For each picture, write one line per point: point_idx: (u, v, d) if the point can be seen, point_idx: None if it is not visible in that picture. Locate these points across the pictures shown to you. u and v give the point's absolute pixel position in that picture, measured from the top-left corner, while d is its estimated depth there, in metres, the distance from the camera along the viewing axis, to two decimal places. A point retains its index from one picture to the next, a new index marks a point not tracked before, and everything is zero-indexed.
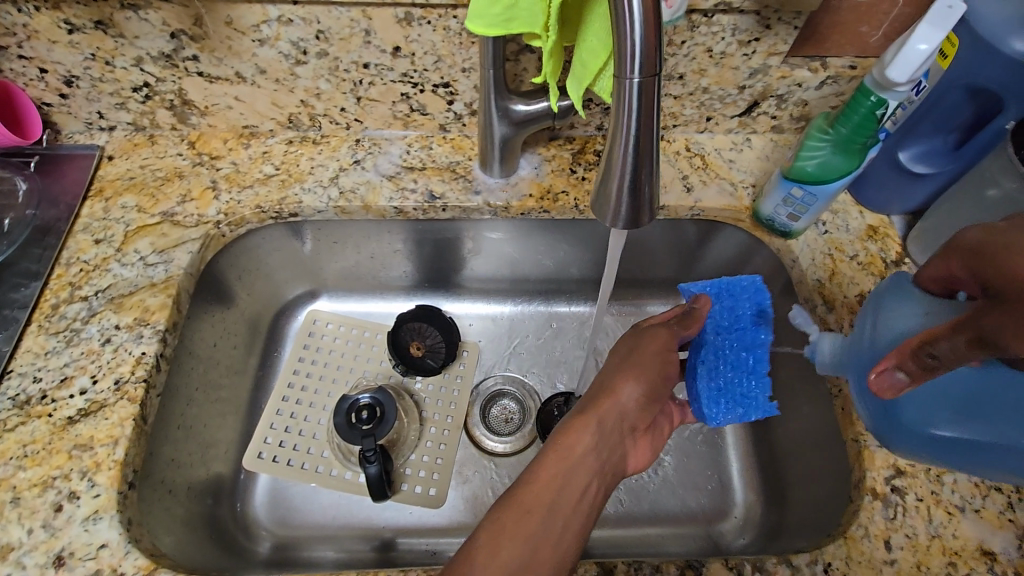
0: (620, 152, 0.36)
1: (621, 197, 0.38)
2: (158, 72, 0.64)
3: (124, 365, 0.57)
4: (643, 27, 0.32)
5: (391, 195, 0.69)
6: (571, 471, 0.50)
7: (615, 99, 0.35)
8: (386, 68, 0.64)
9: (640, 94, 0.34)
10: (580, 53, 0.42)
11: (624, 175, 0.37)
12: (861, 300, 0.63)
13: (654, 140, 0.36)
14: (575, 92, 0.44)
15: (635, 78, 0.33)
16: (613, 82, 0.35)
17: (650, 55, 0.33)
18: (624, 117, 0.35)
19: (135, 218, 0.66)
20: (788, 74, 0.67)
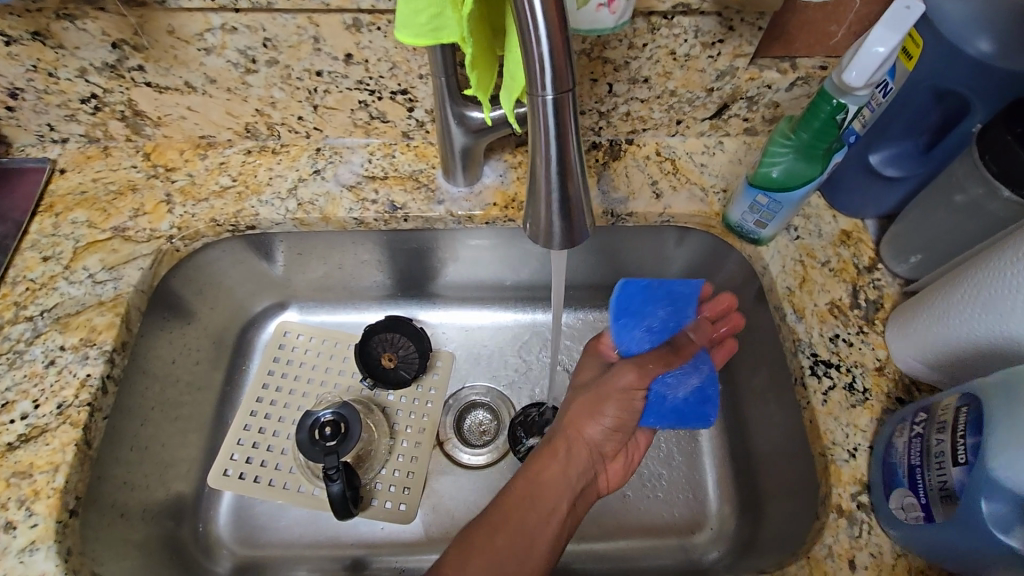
0: (543, 170, 0.35)
1: (552, 215, 0.37)
2: (105, 82, 0.62)
3: (67, 389, 0.55)
4: (549, 44, 0.30)
5: (351, 206, 0.67)
6: (541, 495, 0.57)
7: (532, 118, 0.34)
8: (341, 76, 0.62)
9: (556, 112, 0.33)
10: (510, 65, 0.40)
11: (550, 195, 0.36)
12: (831, 309, 0.62)
13: (578, 157, 0.35)
14: (507, 105, 0.41)
15: (547, 95, 0.32)
16: (529, 98, 0.33)
17: (561, 73, 0.32)
18: (543, 136, 0.34)
19: (85, 234, 0.64)
20: (757, 76, 0.65)
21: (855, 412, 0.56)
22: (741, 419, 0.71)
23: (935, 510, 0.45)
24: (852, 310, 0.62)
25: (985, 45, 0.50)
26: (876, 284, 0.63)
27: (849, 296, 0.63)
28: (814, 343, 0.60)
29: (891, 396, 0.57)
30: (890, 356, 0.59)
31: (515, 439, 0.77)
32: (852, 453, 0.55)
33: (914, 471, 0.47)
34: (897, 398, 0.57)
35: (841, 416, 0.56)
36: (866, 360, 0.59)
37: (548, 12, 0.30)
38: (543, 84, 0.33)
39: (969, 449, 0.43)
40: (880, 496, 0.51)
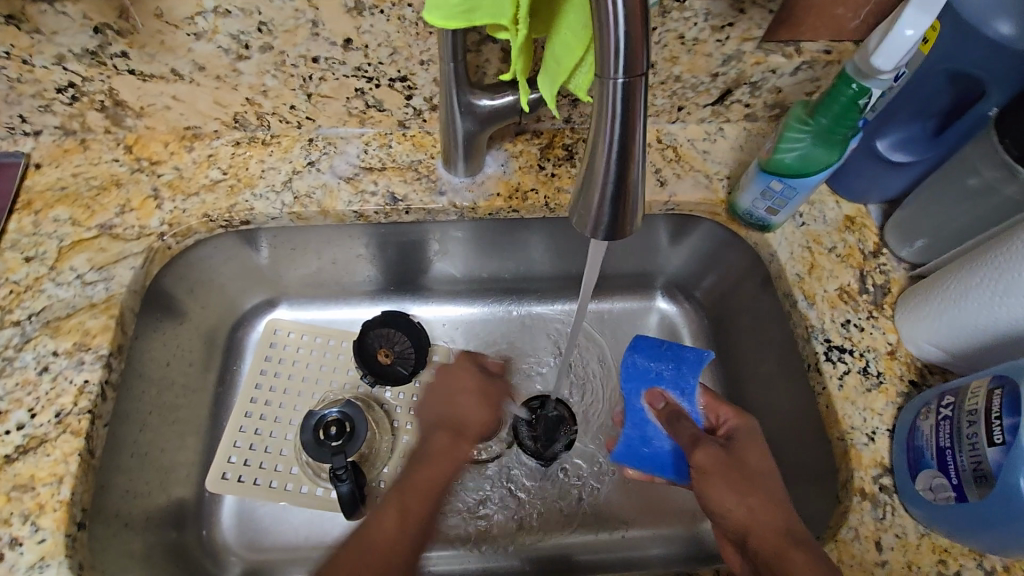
0: (603, 156, 0.33)
1: (603, 207, 0.35)
2: (84, 71, 0.58)
3: (65, 396, 0.52)
4: (631, 20, 0.29)
5: (350, 199, 0.65)
6: (403, 499, 0.61)
7: (598, 102, 0.33)
8: (338, 62, 0.60)
9: (624, 94, 0.32)
10: (555, 51, 0.40)
11: (606, 184, 0.34)
12: (841, 294, 0.62)
13: (640, 146, 0.33)
14: (548, 91, 0.42)
15: (619, 79, 0.31)
16: (596, 83, 0.32)
17: (637, 54, 0.31)
18: (607, 120, 0.32)
19: (69, 232, 0.60)
20: (763, 60, 0.64)
21: (870, 396, 0.57)
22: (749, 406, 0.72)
23: (968, 491, 0.45)
24: (861, 295, 0.62)
25: (1004, 27, 0.50)
26: (883, 268, 0.64)
27: (858, 281, 0.63)
28: (826, 329, 0.60)
29: (904, 379, 0.58)
30: (900, 340, 0.60)
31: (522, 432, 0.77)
32: (871, 437, 0.55)
33: (944, 453, 0.48)
34: (910, 381, 0.58)
35: (856, 400, 0.57)
36: (877, 344, 0.60)
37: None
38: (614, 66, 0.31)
39: (1005, 429, 0.43)
40: (905, 479, 0.51)
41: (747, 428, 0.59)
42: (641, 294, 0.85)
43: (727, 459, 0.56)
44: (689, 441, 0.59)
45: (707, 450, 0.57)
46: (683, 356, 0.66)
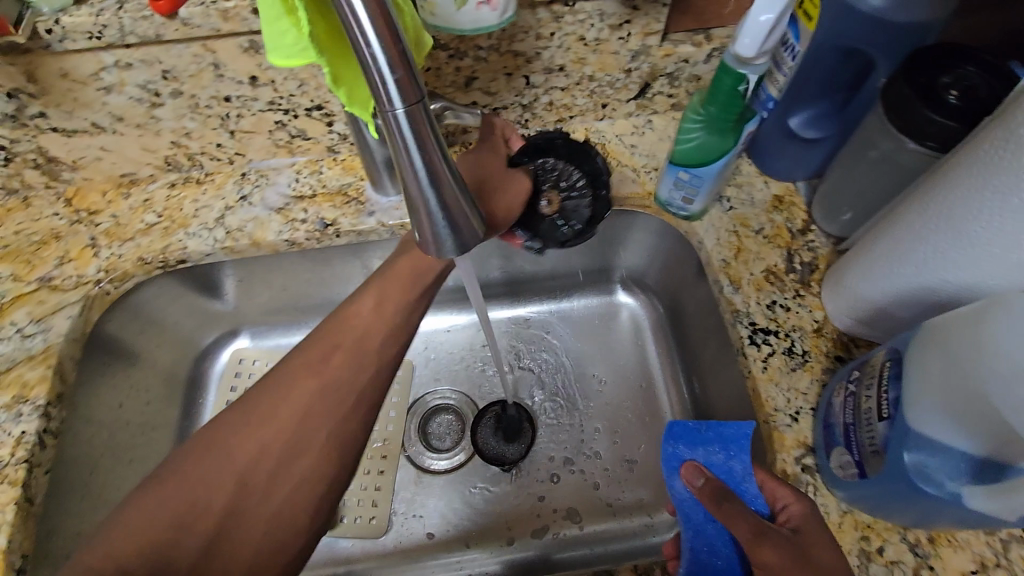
0: (412, 185, 0.33)
1: (437, 232, 0.35)
2: (9, 132, 0.60)
3: (3, 448, 0.54)
4: (386, 52, 0.28)
5: (280, 228, 0.67)
6: (224, 465, 0.46)
7: (388, 133, 0.31)
8: (250, 99, 0.61)
9: (411, 124, 0.31)
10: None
11: (428, 208, 0.34)
12: (766, 276, 0.62)
13: (446, 165, 0.33)
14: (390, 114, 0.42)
15: (398, 109, 0.30)
16: (381, 115, 0.31)
17: (408, 83, 0.29)
18: (404, 153, 0.32)
19: (11, 288, 0.63)
20: (672, 51, 0.64)
21: (796, 375, 0.57)
22: (707, 394, 0.72)
23: (868, 466, 0.45)
24: (788, 275, 0.62)
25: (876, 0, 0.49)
26: (810, 246, 0.64)
27: (784, 262, 0.63)
28: (752, 313, 0.60)
29: (830, 355, 0.58)
30: (826, 316, 0.59)
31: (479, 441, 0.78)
32: (795, 417, 0.55)
33: (849, 430, 0.47)
34: (836, 357, 0.58)
35: (782, 381, 0.57)
36: (804, 323, 0.60)
37: (374, 17, 0.27)
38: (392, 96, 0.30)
39: (891, 403, 0.43)
40: (825, 458, 0.51)
41: (811, 513, 0.47)
42: (594, 290, 0.85)
43: (799, 557, 0.45)
44: (749, 534, 0.46)
45: (774, 546, 0.45)
46: (727, 437, 0.55)
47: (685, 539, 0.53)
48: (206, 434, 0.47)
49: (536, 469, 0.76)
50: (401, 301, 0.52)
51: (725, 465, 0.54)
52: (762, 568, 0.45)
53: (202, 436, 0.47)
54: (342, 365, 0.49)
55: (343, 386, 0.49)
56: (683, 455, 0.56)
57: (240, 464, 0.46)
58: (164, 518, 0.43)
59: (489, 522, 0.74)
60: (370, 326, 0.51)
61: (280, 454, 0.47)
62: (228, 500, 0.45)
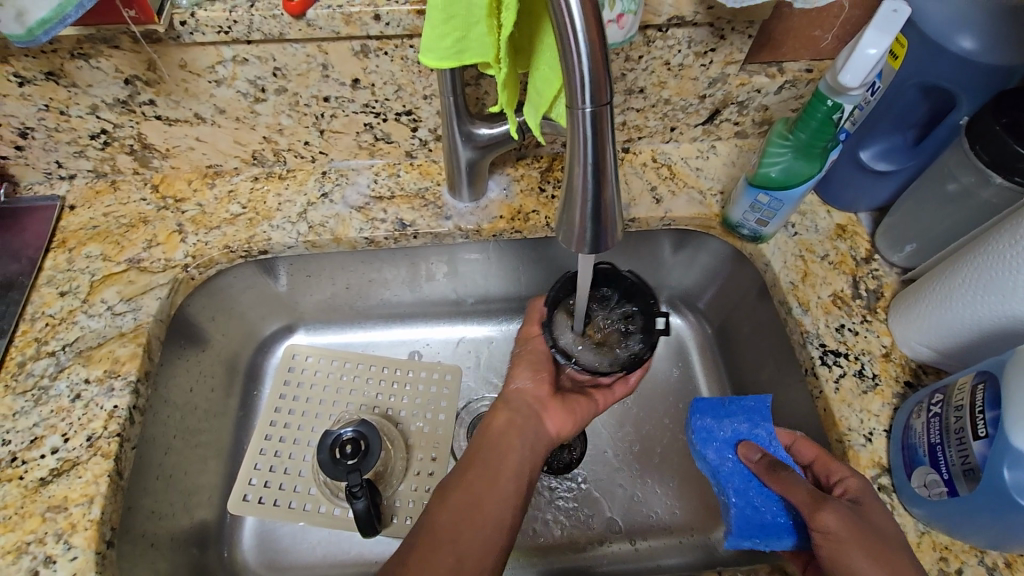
0: (579, 179, 0.36)
1: (584, 223, 0.38)
2: (115, 118, 0.63)
3: (95, 421, 0.55)
4: (591, 57, 0.32)
5: (361, 226, 0.69)
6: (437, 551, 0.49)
7: (570, 129, 0.35)
8: (347, 100, 0.64)
9: (594, 123, 0.34)
10: (535, 83, 0.42)
11: (585, 203, 0.37)
12: (834, 300, 0.64)
13: (612, 165, 0.36)
14: (533, 120, 0.44)
15: (587, 108, 0.33)
16: (567, 112, 0.34)
17: (601, 84, 0.33)
18: (579, 146, 0.35)
19: (100, 267, 0.64)
20: (747, 81, 0.68)
21: (866, 398, 0.58)
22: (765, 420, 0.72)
23: (959, 485, 0.46)
24: (854, 300, 0.64)
25: (968, 43, 0.53)
26: (875, 273, 0.66)
27: (851, 287, 0.65)
28: (821, 334, 0.62)
29: (899, 380, 0.59)
30: (895, 342, 0.61)
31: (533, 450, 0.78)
32: (867, 438, 0.56)
33: (935, 449, 0.49)
34: (906, 382, 0.59)
35: (853, 402, 0.58)
36: (872, 347, 0.61)
37: (589, 27, 0.31)
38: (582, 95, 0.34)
39: (988, 423, 0.45)
40: (903, 478, 0.53)
41: (868, 489, 0.51)
42: None
43: (857, 520, 0.47)
44: (809, 500, 0.49)
45: (834, 511, 0.47)
46: (748, 407, 0.60)
47: (728, 498, 0.55)
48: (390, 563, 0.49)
49: (586, 481, 0.77)
50: (513, 402, 0.61)
51: (751, 434, 0.59)
52: (821, 533, 0.47)
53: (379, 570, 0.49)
54: (509, 419, 0.60)
55: (526, 447, 0.58)
56: (711, 426, 0.59)
57: (465, 502, 0.52)
58: (441, 540, 0.50)
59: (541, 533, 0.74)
60: (518, 412, 0.60)
61: (492, 492, 0.53)
62: (452, 529, 0.50)
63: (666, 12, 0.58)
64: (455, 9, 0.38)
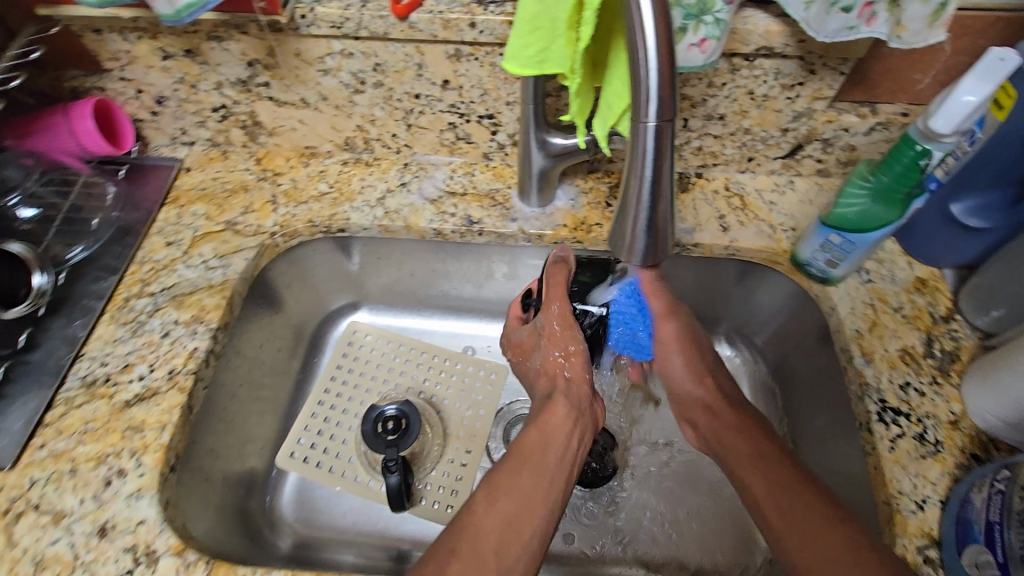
0: (636, 191, 0.37)
1: (636, 234, 0.39)
2: (235, 95, 0.71)
3: (178, 358, 0.62)
4: (660, 72, 0.32)
5: (432, 218, 0.73)
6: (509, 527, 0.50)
7: (632, 141, 0.35)
8: (436, 99, 0.69)
9: (656, 137, 0.35)
10: (607, 96, 0.44)
11: (639, 214, 0.38)
12: (902, 355, 0.61)
13: (669, 179, 0.37)
14: (600, 131, 0.45)
15: (650, 122, 0.34)
16: (629, 124, 0.35)
17: (666, 101, 0.33)
18: (639, 158, 0.36)
19: (202, 225, 0.72)
20: (835, 119, 0.66)
21: (924, 463, 0.55)
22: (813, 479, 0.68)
23: (1012, 570, 0.43)
24: (925, 359, 0.61)
25: None
26: (953, 334, 0.62)
27: (923, 345, 0.62)
28: (883, 389, 0.59)
29: (965, 451, 0.55)
30: (965, 410, 0.57)
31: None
32: (919, 505, 0.53)
33: (993, 528, 0.46)
34: (972, 454, 0.55)
35: (908, 465, 0.55)
36: (939, 412, 0.57)
37: (661, 44, 0.31)
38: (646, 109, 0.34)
39: None
40: (953, 553, 0.49)
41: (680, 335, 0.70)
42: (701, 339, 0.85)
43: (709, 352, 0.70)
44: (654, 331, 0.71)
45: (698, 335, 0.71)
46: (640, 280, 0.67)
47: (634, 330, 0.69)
48: (453, 536, 0.50)
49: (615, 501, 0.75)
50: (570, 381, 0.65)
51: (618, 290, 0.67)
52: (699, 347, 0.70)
53: (452, 539, 0.49)
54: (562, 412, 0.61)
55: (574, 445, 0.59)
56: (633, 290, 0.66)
57: (512, 509, 0.52)
58: (485, 551, 0.49)
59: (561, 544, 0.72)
60: (577, 408, 0.62)
61: (541, 498, 0.53)
62: (500, 538, 0.50)
63: (754, 42, 0.57)
64: (539, 22, 0.41)
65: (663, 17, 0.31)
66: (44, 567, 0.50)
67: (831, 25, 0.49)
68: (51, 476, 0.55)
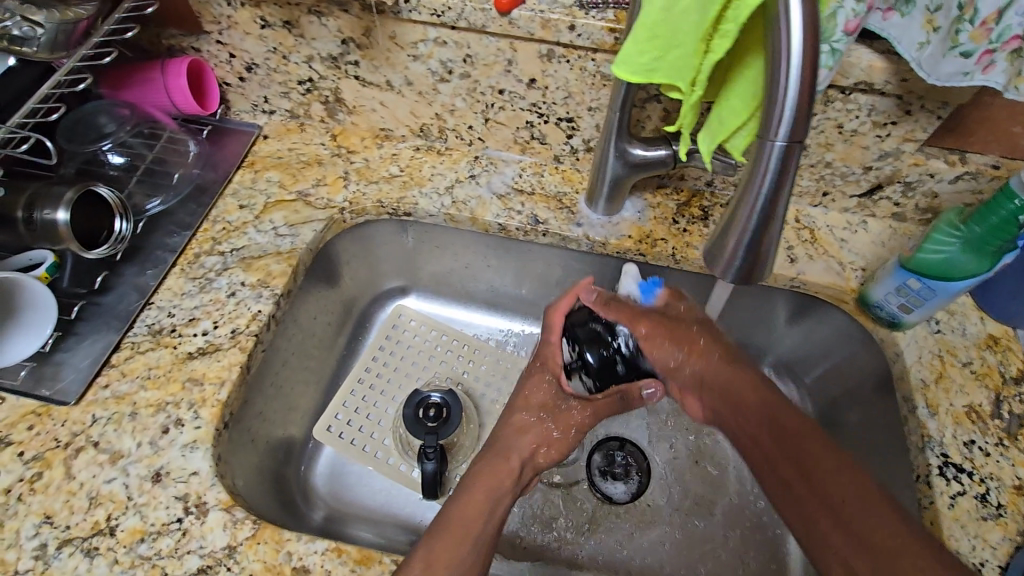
0: (747, 212, 0.37)
1: (738, 253, 0.39)
2: (323, 70, 0.72)
3: (241, 318, 0.63)
4: (799, 92, 0.32)
5: (498, 213, 0.73)
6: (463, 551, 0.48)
7: (754, 157, 0.35)
8: (518, 97, 0.69)
9: (781, 157, 0.34)
10: (719, 113, 0.44)
11: (745, 234, 0.38)
12: (968, 412, 0.59)
13: (784, 205, 0.37)
14: (707, 146, 0.45)
15: (779, 141, 0.34)
16: (754, 142, 0.35)
17: (799, 122, 0.33)
18: (759, 177, 0.35)
19: (275, 192, 0.74)
20: (921, 163, 0.65)
21: (984, 525, 0.53)
22: None
23: None
24: (991, 419, 0.59)
25: None
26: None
27: (990, 404, 0.60)
28: (945, 444, 0.58)
29: None
30: None
31: (592, 455, 0.76)
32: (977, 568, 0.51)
33: None
34: None
35: (967, 525, 0.53)
36: (1002, 475, 0.56)
37: (806, 62, 0.31)
38: (776, 127, 0.34)
39: None
40: None
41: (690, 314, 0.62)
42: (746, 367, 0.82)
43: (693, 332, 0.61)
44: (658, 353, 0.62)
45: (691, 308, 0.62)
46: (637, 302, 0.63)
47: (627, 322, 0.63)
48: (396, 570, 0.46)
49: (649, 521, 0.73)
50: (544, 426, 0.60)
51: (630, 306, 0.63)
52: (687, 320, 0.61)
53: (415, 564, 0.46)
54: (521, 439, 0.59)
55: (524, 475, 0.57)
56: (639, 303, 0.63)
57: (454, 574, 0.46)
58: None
59: (593, 557, 0.70)
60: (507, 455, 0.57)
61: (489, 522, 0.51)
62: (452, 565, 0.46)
63: (855, 76, 0.56)
64: (660, 30, 0.40)
65: (814, 37, 0.31)
66: (98, 504, 0.51)
67: (945, 68, 0.49)
68: (111, 416, 0.56)
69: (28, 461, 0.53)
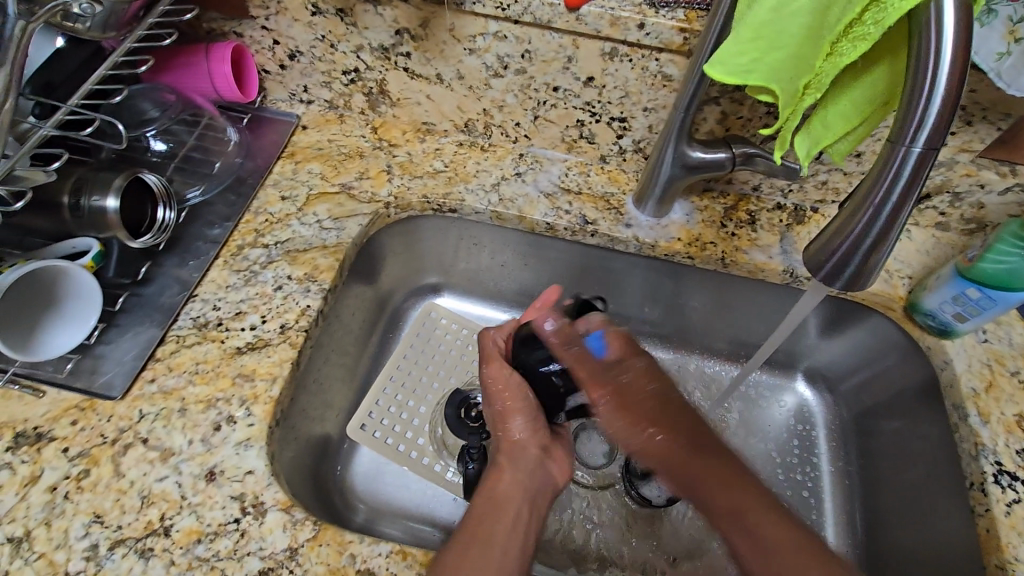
0: (867, 214, 0.41)
1: (852, 252, 0.43)
2: (371, 61, 0.71)
3: (289, 313, 0.61)
4: (944, 100, 0.35)
5: (546, 211, 0.72)
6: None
7: (884, 162, 0.38)
8: (573, 94, 0.68)
9: (913, 162, 0.37)
10: (824, 119, 0.47)
11: (863, 234, 0.42)
12: (1019, 421, 0.60)
13: (905, 210, 0.40)
14: (805, 151, 0.48)
15: (913, 147, 0.37)
16: (885, 147, 0.38)
17: (937, 131, 0.36)
18: (887, 181, 0.39)
19: (318, 184, 0.72)
20: (973, 173, 0.65)
21: None
22: (899, 532, 0.65)
23: None
24: None
25: None
26: None
27: None
28: (999, 452, 0.58)
29: None
30: None
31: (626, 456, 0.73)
32: None
33: None
34: None
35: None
36: None
37: (952, 75, 0.34)
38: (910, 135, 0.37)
39: None
40: None
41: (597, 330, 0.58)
42: (779, 373, 0.82)
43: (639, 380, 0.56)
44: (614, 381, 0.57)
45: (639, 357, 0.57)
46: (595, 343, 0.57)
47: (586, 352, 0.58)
48: None
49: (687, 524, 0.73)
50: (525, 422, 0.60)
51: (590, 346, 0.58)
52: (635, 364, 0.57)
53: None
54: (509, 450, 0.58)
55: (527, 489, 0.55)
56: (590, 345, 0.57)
57: None
58: None
59: (633, 561, 0.69)
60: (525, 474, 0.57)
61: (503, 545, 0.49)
62: None
63: None
64: (766, 31, 0.41)
65: (961, 54, 0.34)
66: (151, 503, 0.50)
67: None
68: (160, 412, 0.54)
69: (73, 458, 0.51)
